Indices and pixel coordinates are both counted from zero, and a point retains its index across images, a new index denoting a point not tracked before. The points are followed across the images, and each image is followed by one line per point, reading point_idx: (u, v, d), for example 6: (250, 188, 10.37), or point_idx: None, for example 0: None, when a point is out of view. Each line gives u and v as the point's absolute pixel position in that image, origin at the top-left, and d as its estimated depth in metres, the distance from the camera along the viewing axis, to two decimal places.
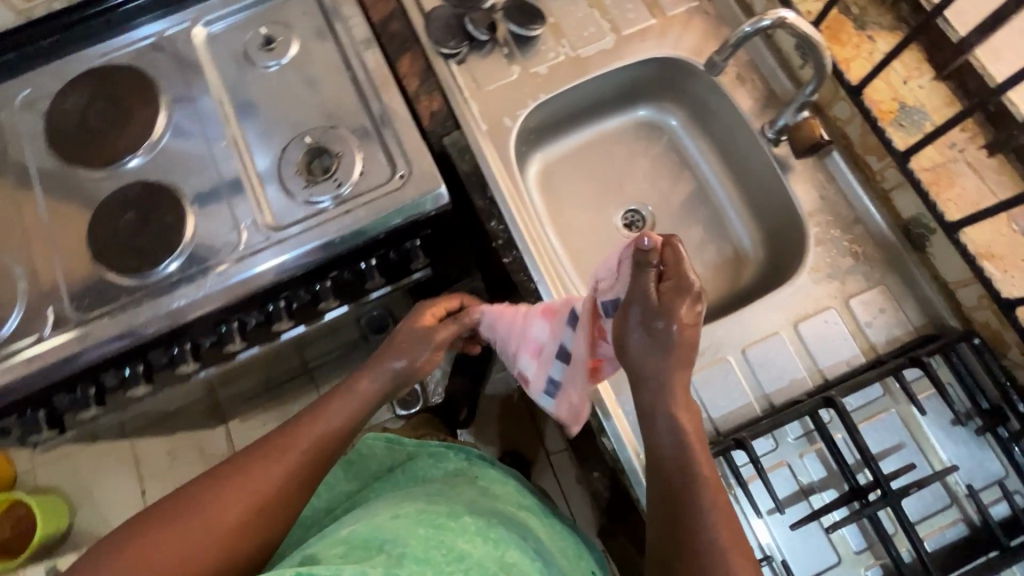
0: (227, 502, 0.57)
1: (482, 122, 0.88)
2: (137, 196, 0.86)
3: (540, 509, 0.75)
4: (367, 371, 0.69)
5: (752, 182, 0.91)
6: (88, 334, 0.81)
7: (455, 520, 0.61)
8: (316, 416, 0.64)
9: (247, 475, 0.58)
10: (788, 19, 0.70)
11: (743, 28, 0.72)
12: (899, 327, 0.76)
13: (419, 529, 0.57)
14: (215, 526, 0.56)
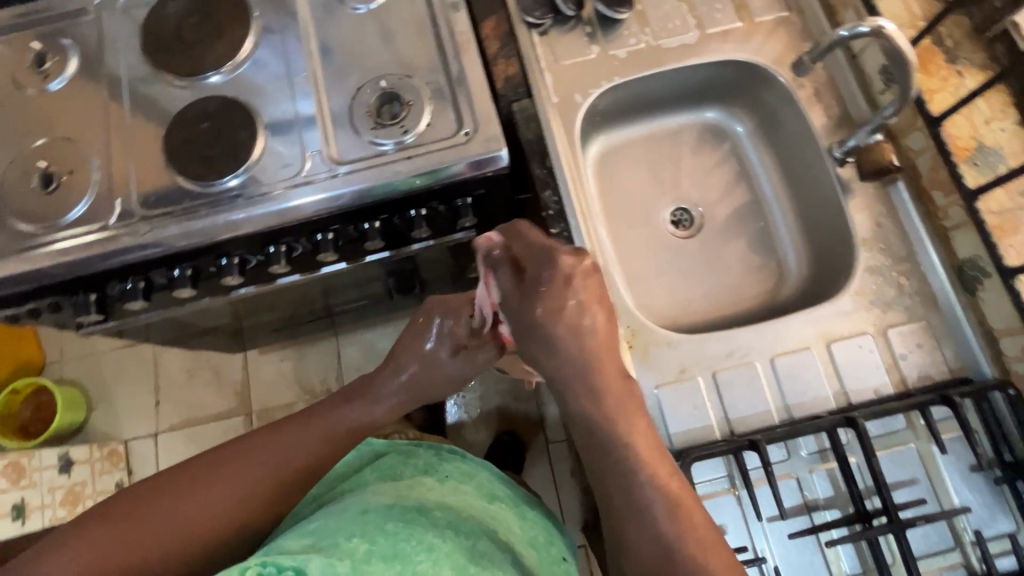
0: (225, 482, 0.59)
1: (554, 95, 0.90)
2: (215, 110, 0.90)
3: (519, 503, 0.71)
4: (338, 408, 0.67)
5: (810, 200, 0.91)
6: (151, 230, 0.85)
7: (424, 514, 0.56)
8: (287, 433, 0.64)
9: (212, 480, 0.59)
10: (886, 30, 0.69)
11: (838, 32, 0.71)
12: (935, 366, 0.76)
13: (387, 523, 0.52)
14: (200, 510, 0.58)
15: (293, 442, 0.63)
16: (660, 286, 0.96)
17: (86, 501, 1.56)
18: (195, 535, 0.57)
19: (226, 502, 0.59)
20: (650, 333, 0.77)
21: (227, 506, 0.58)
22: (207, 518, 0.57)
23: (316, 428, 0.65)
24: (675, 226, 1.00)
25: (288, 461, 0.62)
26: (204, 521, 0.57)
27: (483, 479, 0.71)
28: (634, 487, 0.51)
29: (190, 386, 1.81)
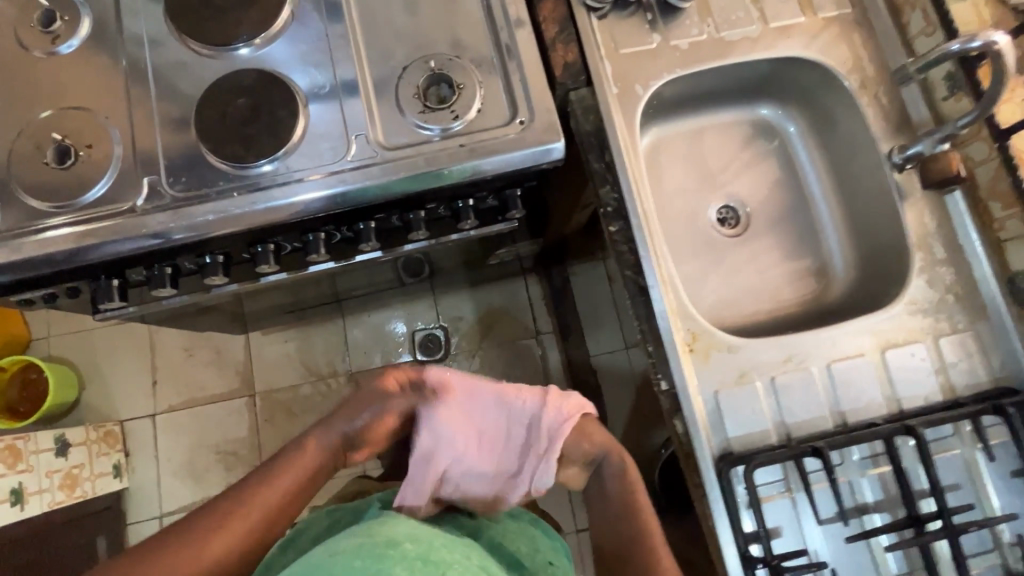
0: (262, 501, 0.62)
1: (613, 84, 0.86)
2: (249, 84, 0.84)
3: (494, 521, 0.76)
4: (329, 419, 0.73)
5: (859, 203, 0.92)
6: (183, 213, 0.79)
7: (393, 548, 0.50)
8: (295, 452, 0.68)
9: (250, 502, 0.61)
10: (999, 43, 0.67)
11: (947, 47, 0.69)
12: (983, 375, 0.78)
13: (354, 562, 0.47)
14: (217, 522, 0.58)
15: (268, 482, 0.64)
16: (707, 284, 0.96)
17: (84, 484, 1.51)
18: (214, 540, 0.57)
19: (203, 547, 0.56)
20: (710, 336, 0.77)
21: (204, 549, 0.56)
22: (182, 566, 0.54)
23: (326, 437, 0.71)
24: (721, 224, 0.99)
25: (262, 497, 0.62)
26: (181, 568, 0.54)
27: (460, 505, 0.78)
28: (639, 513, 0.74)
29: (189, 367, 1.75)
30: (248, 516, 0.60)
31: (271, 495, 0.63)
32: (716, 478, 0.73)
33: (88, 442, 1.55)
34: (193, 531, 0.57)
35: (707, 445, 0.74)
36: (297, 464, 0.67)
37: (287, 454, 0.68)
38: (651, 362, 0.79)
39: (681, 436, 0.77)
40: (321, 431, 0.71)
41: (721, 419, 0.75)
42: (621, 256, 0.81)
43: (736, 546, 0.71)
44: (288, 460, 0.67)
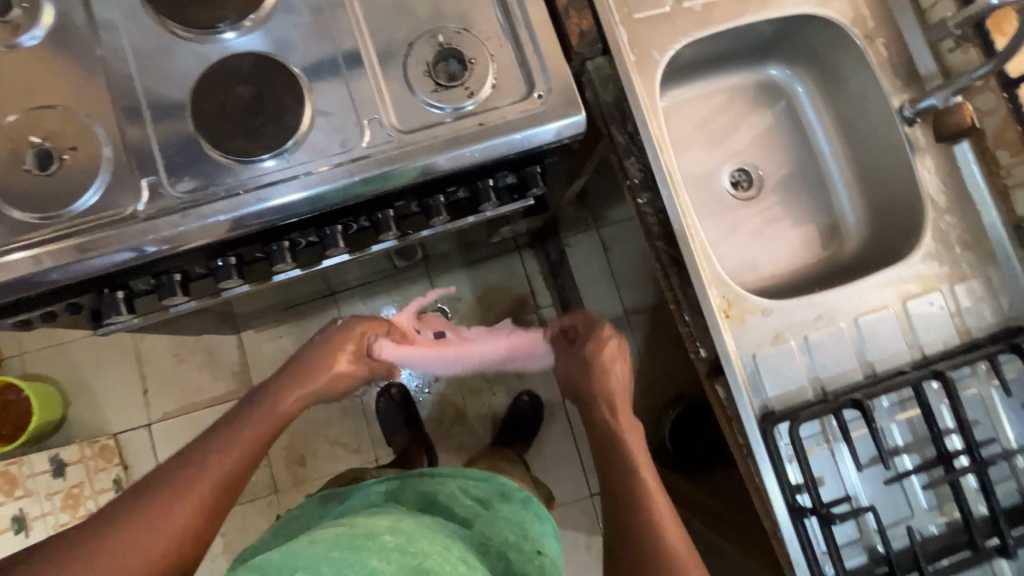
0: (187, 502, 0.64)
1: (631, 52, 0.83)
2: (246, 71, 0.77)
3: (488, 504, 0.77)
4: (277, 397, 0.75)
5: (869, 159, 0.94)
6: (190, 215, 0.74)
7: (372, 540, 0.58)
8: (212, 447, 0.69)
9: (171, 505, 0.63)
10: None
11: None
12: (994, 317, 0.82)
13: (333, 552, 0.55)
14: (153, 525, 0.62)
15: (240, 423, 0.71)
16: (726, 248, 0.98)
17: (87, 502, 1.44)
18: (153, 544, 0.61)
19: (192, 491, 0.65)
20: (746, 301, 0.79)
21: (191, 497, 0.64)
22: (168, 508, 0.63)
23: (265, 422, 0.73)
24: (735, 187, 1.01)
25: (232, 436, 0.70)
26: (149, 531, 0.61)
27: (460, 483, 0.80)
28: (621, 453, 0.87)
29: (181, 371, 1.68)
30: (220, 463, 0.67)
31: (242, 445, 0.69)
32: (762, 438, 0.76)
33: (85, 460, 1.47)
34: (173, 477, 0.66)
35: (749, 405, 0.77)
36: (266, 417, 0.73)
37: (257, 399, 0.75)
38: (688, 331, 0.81)
39: (723, 400, 0.80)
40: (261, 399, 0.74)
41: (761, 380, 0.78)
42: (649, 229, 0.82)
43: (784, 498, 0.75)
44: (259, 411, 0.73)
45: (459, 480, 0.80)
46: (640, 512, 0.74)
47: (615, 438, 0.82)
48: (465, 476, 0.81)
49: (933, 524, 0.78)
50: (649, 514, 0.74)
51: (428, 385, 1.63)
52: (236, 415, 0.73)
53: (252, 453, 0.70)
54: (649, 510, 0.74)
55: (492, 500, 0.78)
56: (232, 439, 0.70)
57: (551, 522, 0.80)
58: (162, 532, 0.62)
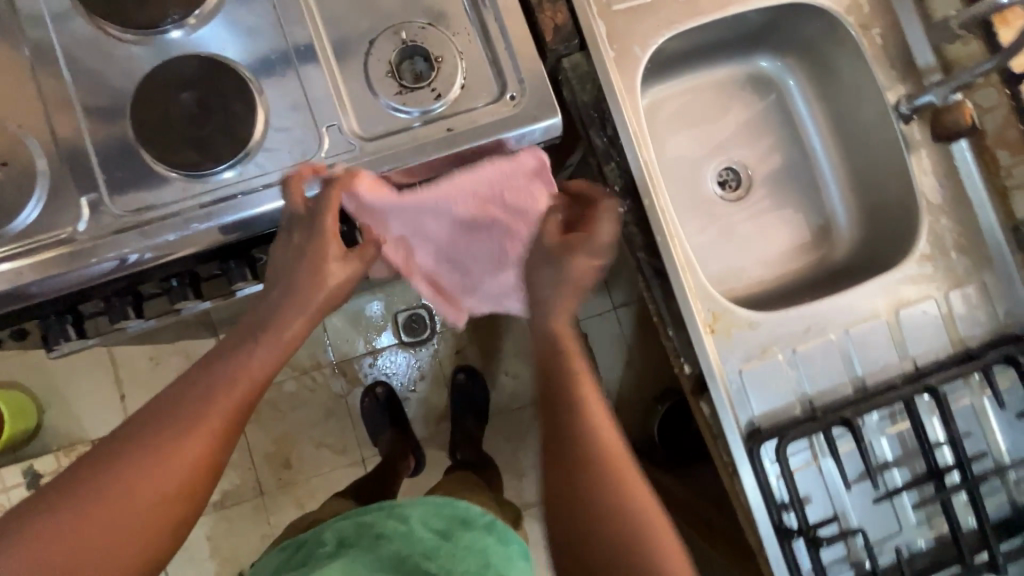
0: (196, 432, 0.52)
1: (610, 47, 0.77)
2: (191, 74, 0.71)
3: (451, 531, 0.77)
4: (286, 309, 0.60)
5: (862, 156, 0.90)
6: (136, 234, 0.68)
7: None
8: (206, 379, 0.54)
9: (172, 435, 0.51)
10: None
11: None
12: (989, 323, 0.79)
13: None
14: (157, 460, 0.50)
15: (251, 344, 0.57)
16: (713, 252, 0.94)
17: None
18: (160, 483, 0.50)
19: (191, 429, 0.52)
20: (732, 315, 0.75)
21: (197, 429, 0.52)
22: (173, 449, 0.51)
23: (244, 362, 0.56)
24: (723, 186, 0.96)
25: (248, 365, 0.56)
26: (156, 465, 0.50)
27: (421, 513, 0.80)
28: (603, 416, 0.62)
29: (158, 375, 1.62)
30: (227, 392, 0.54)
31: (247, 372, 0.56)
32: (748, 458, 0.73)
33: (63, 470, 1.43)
34: (174, 402, 0.53)
35: (734, 424, 0.74)
36: (274, 344, 0.58)
37: (263, 318, 0.59)
38: (672, 346, 0.77)
39: (708, 418, 0.77)
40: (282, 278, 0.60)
41: (748, 397, 0.74)
42: (631, 238, 0.77)
43: (771, 519, 0.72)
44: (262, 334, 0.58)
45: (420, 509, 0.80)
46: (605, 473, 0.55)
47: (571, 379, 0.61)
48: (425, 505, 0.81)
49: (922, 539, 0.75)
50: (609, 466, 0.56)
51: (412, 385, 1.59)
52: (238, 341, 0.58)
53: (261, 386, 0.56)
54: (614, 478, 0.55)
55: (454, 527, 0.78)
56: (241, 363, 0.56)
57: (517, 543, 0.80)
58: (176, 462, 0.51)
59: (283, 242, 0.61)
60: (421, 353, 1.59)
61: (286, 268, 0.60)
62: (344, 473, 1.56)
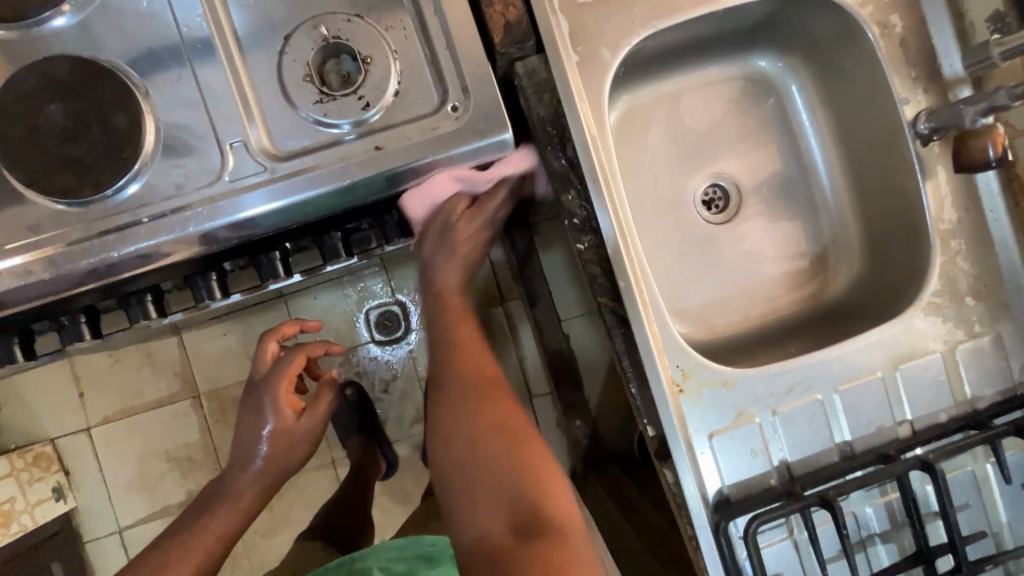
0: (213, 529, 0.75)
1: (574, 49, 0.65)
2: (64, 79, 0.59)
3: (416, 569, 0.82)
4: (254, 431, 0.79)
5: (870, 176, 0.78)
6: (15, 271, 0.60)
7: None
8: (232, 478, 0.78)
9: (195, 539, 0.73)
10: None
11: None
12: (1002, 381, 0.69)
13: None
14: (181, 559, 0.72)
15: (250, 452, 0.78)
16: (693, 283, 0.83)
17: (21, 518, 1.26)
18: (189, 560, 0.72)
19: (178, 564, 0.72)
20: (704, 372, 0.65)
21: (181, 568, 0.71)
22: (180, 557, 0.72)
23: (249, 478, 0.78)
24: (708, 206, 0.85)
25: (252, 469, 0.78)
26: (185, 555, 0.72)
27: (382, 560, 0.83)
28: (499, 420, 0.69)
29: (118, 374, 1.41)
30: (202, 542, 0.73)
31: (214, 532, 0.74)
32: (712, 536, 0.64)
33: (14, 472, 1.27)
34: (171, 551, 0.73)
35: (699, 495, 0.65)
36: (231, 511, 0.76)
37: (250, 424, 0.79)
38: (635, 404, 0.68)
39: (672, 485, 0.68)
40: (241, 461, 0.79)
41: (717, 465, 0.66)
42: (594, 278, 0.67)
43: None
44: (226, 505, 0.76)
45: (378, 557, 0.84)
46: (546, 527, 0.61)
47: (510, 433, 0.68)
48: (386, 550, 0.85)
49: None
50: (551, 522, 0.62)
51: (385, 386, 1.41)
52: (202, 512, 0.77)
53: (273, 481, 0.79)
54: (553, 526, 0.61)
55: (419, 566, 0.83)
56: (208, 526, 0.75)
57: None
58: (198, 553, 0.73)
59: (247, 405, 0.81)
60: (394, 352, 1.40)
61: (247, 442, 0.79)
62: (313, 477, 1.39)
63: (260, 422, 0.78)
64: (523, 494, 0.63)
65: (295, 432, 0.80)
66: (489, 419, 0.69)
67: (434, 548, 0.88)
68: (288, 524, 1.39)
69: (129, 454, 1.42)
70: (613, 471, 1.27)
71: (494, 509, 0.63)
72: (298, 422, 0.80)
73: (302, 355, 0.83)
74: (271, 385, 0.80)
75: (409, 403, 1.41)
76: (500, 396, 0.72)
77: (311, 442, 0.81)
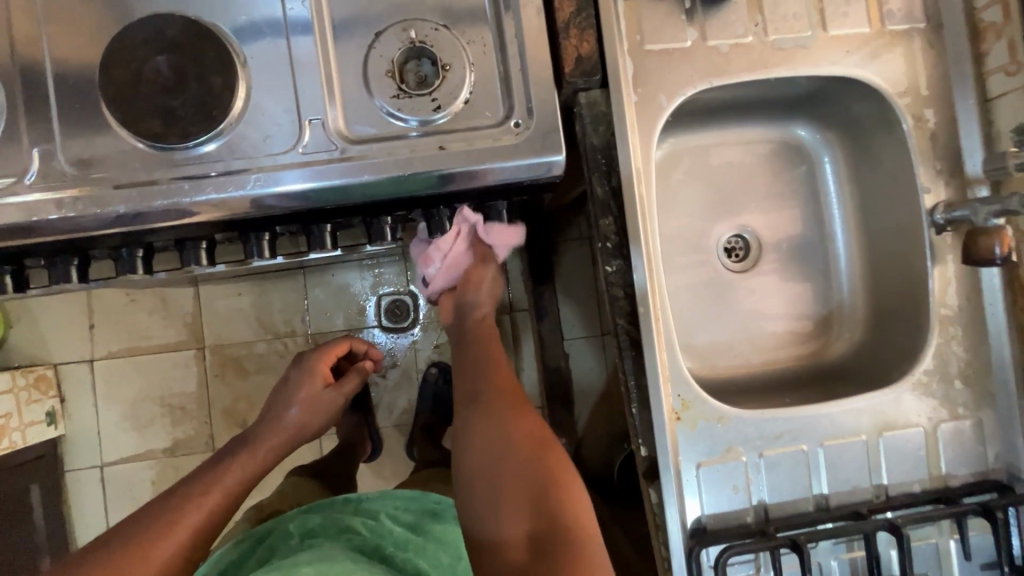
0: (236, 470, 0.75)
1: (634, 90, 0.71)
2: (174, 36, 0.65)
3: (421, 523, 0.84)
4: (287, 395, 0.87)
5: (884, 255, 0.84)
6: (89, 198, 0.65)
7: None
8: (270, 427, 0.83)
9: (220, 476, 0.74)
10: None
11: None
12: (975, 464, 0.73)
13: None
14: (202, 493, 0.71)
15: (284, 410, 0.85)
16: (701, 324, 0.88)
17: (12, 434, 1.29)
18: (210, 498, 0.71)
19: (198, 501, 0.70)
20: (702, 405, 0.70)
21: (205, 501, 0.70)
22: (203, 493, 0.71)
23: (277, 430, 0.82)
24: (728, 254, 0.90)
25: (284, 421, 0.84)
26: (210, 487, 0.72)
27: (388, 507, 0.87)
28: (510, 420, 0.75)
29: (132, 313, 1.45)
30: (222, 484, 0.73)
31: (233, 476, 0.74)
32: (684, 559, 0.68)
33: (14, 389, 1.30)
34: (187, 494, 0.70)
35: (678, 519, 0.69)
36: (251, 459, 0.77)
37: (285, 389, 0.88)
38: (633, 425, 0.72)
39: (654, 506, 0.73)
40: (272, 417, 0.84)
41: (700, 494, 0.70)
42: (615, 301, 0.72)
43: None
44: (249, 453, 0.78)
45: (386, 504, 0.87)
46: (565, 536, 0.66)
47: (535, 445, 0.73)
48: (394, 498, 0.89)
49: None
50: (571, 529, 0.67)
51: (383, 370, 1.45)
52: (222, 459, 0.77)
53: (293, 438, 0.84)
54: (574, 539, 0.67)
55: (425, 521, 0.85)
56: (230, 467, 0.75)
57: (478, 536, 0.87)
58: (224, 488, 0.72)
59: (286, 378, 0.90)
60: (399, 339, 1.45)
61: (281, 401, 0.87)
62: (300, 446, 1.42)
63: (298, 384, 0.88)
64: (548, 501, 0.68)
65: (319, 400, 0.88)
66: (513, 425, 0.74)
67: (440, 505, 0.88)
68: (265, 488, 1.41)
69: (128, 391, 1.45)
70: (589, 491, 1.30)
71: (521, 511, 0.69)
72: (330, 390, 0.89)
73: (344, 343, 0.97)
74: (317, 354, 0.92)
75: (406, 390, 1.45)
76: (521, 403, 0.78)
77: (333, 414, 0.90)
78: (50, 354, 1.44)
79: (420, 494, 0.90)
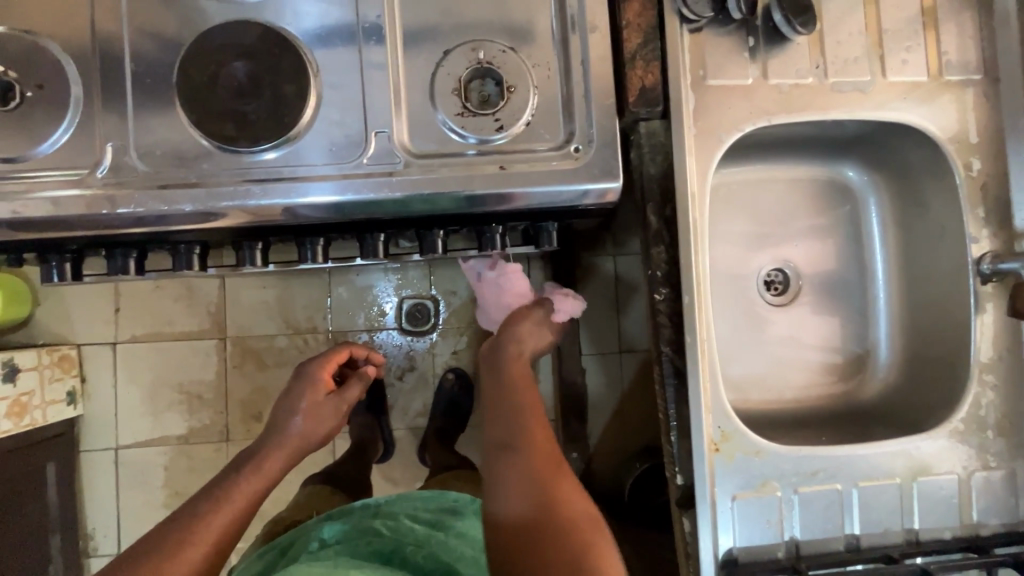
0: (245, 481, 0.75)
1: (693, 122, 0.72)
2: (252, 43, 0.67)
3: (441, 520, 0.85)
4: (288, 406, 0.87)
5: (926, 300, 0.84)
6: (157, 195, 0.66)
7: None
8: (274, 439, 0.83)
9: (229, 489, 0.74)
10: None
11: None
12: (1007, 515, 0.74)
13: None
14: (213, 507, 0.71)
15: (288, 417, 0.86)
16: (739, 354, 0.89)
17: (35, 412, 1.30)
18: (219, 512, 0.71)
19: (208, 517, 0.70)
20: (742, 438, 0.70)
21: (216, 517, 0.70)
22: (213, 506, 0.71)
23: (281, 440, 0.83)
24: (767, 287, 0.91)
25: (288, 429, 0.84)
26: (221, 498, 0.72)
27: (409, 508, 0.88)
28: (546, 478, 0.72)
29: (160, 300, 1.46)
30: (233, 498, 0.73)
31: (242, 489, 0.74)
32: None
33: (40, 367, 1.31)
34: (199, 509, 0.71)
35: (711, 549, 0.70)
36: (257, 471, 0.77)
37: (288, 395, 0.89)
38: (670, 452, 0.74)
39: (686, 535, 0.74)
40: (277, 426, 0.85)
41: (734, 527, 0.70)
42: (660, 328, 0.73)
43: None
44: (254, 467, 0.78)
45: (405, 506, 0.88)
46: None
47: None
48: (412, 499, 0.90)
49: None
50: None
51: (401, 373, 1.46)
52: (234, 468, 0.78)
53: (299, 448, 0.84)
54: None
55: (445, 517, 0.85)
56: (241, 478, 0.76)
57: None
58: (235, 499, 0.73)
59: (289, 385, 0.91)
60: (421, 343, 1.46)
61: (286, 409, 0.87)
62: None
63: (301, 393, 0.88)
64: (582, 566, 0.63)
65: (322, 409, 0.88)
66: (547, 482, 0.71)
67: (458, 504, 0.89)
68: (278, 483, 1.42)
69: (151, 377, 1.47)
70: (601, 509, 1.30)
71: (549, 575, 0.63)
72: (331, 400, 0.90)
73: (343, 350, 0.98)
74: (318, 362, 0.93)
75: (423, 395, 1.46)
76: (556, 461, 0.74)
77: (337, 421, 0.90)
78: (74, 335, 1.45)
79: (438, 493, 0.91)
